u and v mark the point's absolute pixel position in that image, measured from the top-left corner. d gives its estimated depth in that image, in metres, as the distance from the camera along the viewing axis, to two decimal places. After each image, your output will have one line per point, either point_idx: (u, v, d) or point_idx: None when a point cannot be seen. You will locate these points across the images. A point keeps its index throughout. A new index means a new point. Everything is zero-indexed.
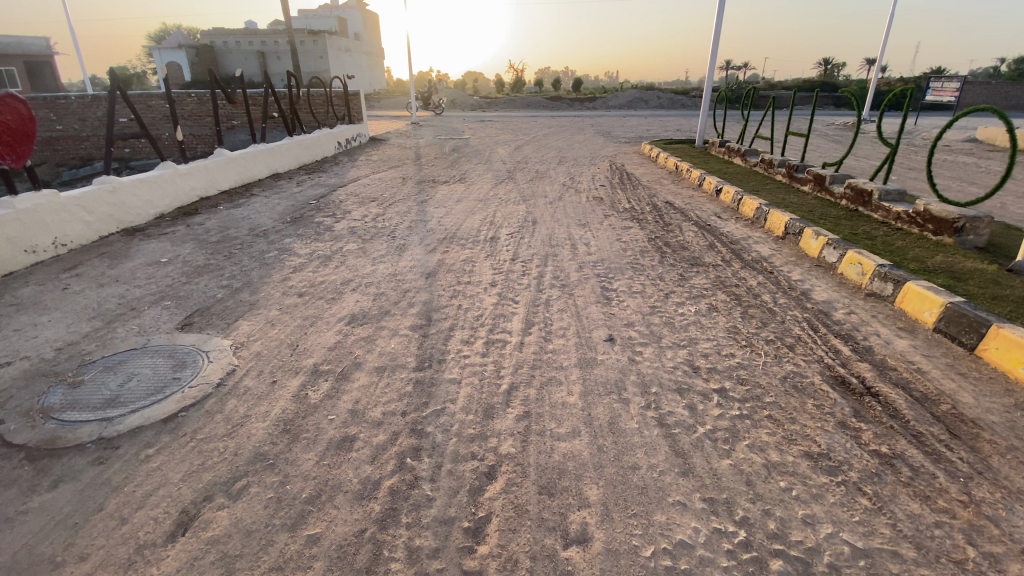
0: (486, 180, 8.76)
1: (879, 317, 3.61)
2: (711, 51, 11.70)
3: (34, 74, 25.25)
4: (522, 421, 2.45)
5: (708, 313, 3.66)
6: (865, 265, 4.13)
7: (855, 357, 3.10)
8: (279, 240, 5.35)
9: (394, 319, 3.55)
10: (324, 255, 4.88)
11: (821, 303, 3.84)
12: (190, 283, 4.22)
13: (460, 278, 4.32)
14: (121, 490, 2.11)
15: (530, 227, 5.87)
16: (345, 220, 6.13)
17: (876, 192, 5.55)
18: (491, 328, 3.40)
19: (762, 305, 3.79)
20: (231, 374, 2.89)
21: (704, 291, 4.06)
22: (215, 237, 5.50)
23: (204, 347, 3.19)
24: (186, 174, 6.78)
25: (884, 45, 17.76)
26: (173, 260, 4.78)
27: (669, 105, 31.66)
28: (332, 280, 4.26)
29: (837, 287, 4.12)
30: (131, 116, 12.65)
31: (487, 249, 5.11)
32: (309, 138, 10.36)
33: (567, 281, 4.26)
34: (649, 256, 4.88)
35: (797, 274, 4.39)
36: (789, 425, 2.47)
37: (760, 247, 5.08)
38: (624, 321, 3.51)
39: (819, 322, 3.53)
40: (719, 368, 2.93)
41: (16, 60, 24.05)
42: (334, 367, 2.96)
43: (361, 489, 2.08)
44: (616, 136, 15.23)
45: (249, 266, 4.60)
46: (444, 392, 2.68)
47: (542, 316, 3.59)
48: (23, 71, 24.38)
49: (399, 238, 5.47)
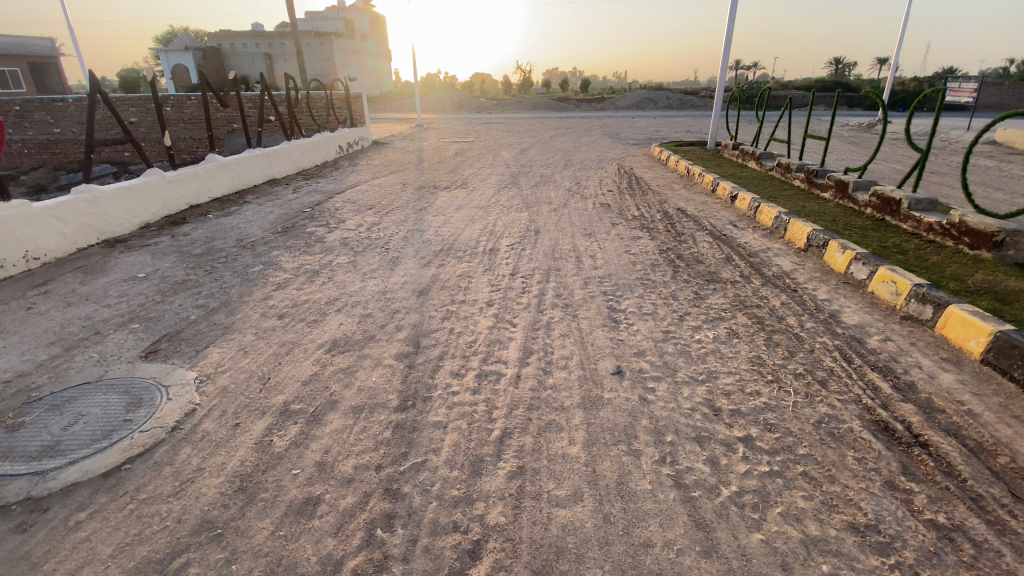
0: (489, 185, 8.41)
1: (919, 345, 3.23)
2: (724, 49, 11.32)
3: (38, 74, 25.26)
4: (514, 479, 2.10)
5: (727, 340, 3.29)
6: (900, 283, 3.74)
7: (897, 395, 2.73)
8: (266, 253, 5.03)
9: (379, 345, 3.21)
10: (311, 270, 4.56)
11: (853, 328, 3.46)
12: (164, 303, 3.92)
13: (454, 296, 3.98)
14: (39, 568, 1.79)
15: (532, 237, 5.53)
16: (338, 231, 5.81)
17: (905, 200, 5.14)
18: (484, 358, 3.05)
19: (787, 330, 3.42)
20: (189, 415, 2.58)
21: (722, 313, 3.69)
22: (199, 249, 5.19)
23: (165, 381, 2.87)
24: (174, 181, 6.50)
25: (900, 44, 17.27)
26: (151, 275, 4.49)
27: (678, 104, 31.21)
28: (315, 298, 3.93)
29: (869, 309, 3.74)
30: (129, 118, 12.44)
31: (486, 263, 4.76)
32: (309, 141, 10.08)
33: (570, 300, 3.90)
34: (660, 271, 4.50)
35: (822, 293, 4.01)
36: (828, 487, 2.11)
37: (781, 261, 4.70)
38: (634, 350, 3.14)
39: (852, 351, 3.15)
40: (743, 411, 2.57)
41: (20, 60, 24.07)
42: (306, 406, 2.63)
43: (319, 572, 1.74)
44: (624, 138, 14.86)
45: (229, 282, 4.28)
46: (426, 440, 2.34)
47: (541, 342, 3.24)
48: (27, 71, 24.43)
49: (392, 250, 5.13)
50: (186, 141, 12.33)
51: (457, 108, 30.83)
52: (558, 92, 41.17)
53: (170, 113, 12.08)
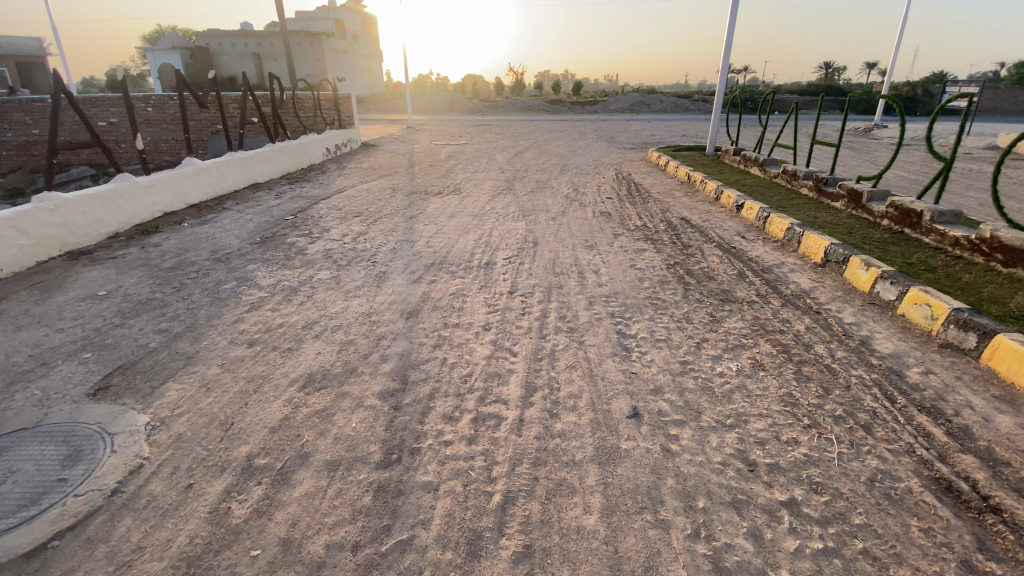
0: (483, 191, 8.04)
1: (965, 380, 2.91)
2: (725, 51, 11.03)
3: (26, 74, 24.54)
4: (520, 563, 1.74)
5: (751, 373, 2.94)
6: (936, 307, 3.43)
7: (953, 445, 2.39)
8: (241, 266, 4.63)
9: (360, 381, 2.82)
10: (289, 287, 4.16)
11: (888, 358, 3.14)
12: (122, 326, 3.51)
13: (446, 318, 3.60)
14: None
15: (530, 250, 5.17)
16: (321, 241, 5.40)
17: (928, 213, 4.85)
18: (482, 397, 2.67)
19: (817, 361, 3.08)
20: (134, 474, 2.20)
21: (742, 339, 3.35)
22: (169, 262, 4.78)
23: (110, 428, 2.48)
24: (147, 187, 6.07)
25: (898, 48, 17.12)
26: (113, 293, 4.07)
27: (672, 108, 31.03)
28: (292, 321, 3.54)
29: (902, 335, 3.41)
30: (110, 119, 11.96)
31: (481, 278, 4.40)
32: (294, 144, 9.66)
33: (574, 323, 3.55)
34: (670, 289, 4.15)
35: (848, 315, 3.69)
36: (896, 571, 1.76)
37: (799, 278, 4.38)
38: (651, 387, 2.78)
39: (893, 388, 2.83)
40: (782, 466, 2.23)
41: (8, 60, 23.40)
42: (273, 460, 2.25)
43: None
44: (619, 142, 14.51)
45: (198, 301, 3.88)
46: (413, 509, 1.96)
47: (546, 377, 2.86)
48: (15, 71, 23.70)
49: (379, 264, 4.74)
50: (168, 142, 11.86)
51: (451, 111, 30.41)
52: (551, 95, 40.94)
53: (152, 114, 11.62)
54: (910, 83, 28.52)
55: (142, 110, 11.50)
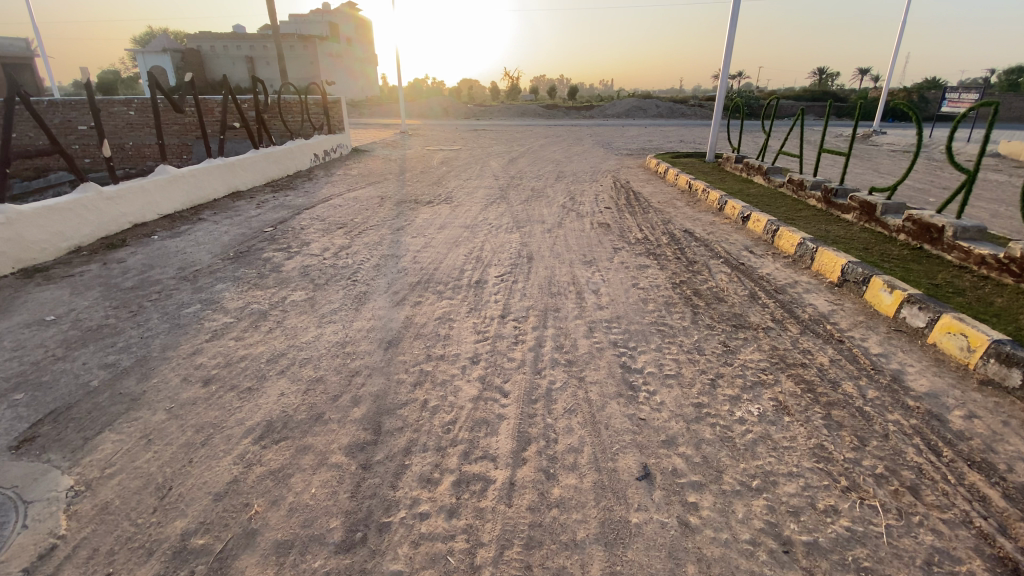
0: (476, 200, 7.68)
1: (1015, 426, 2.57)
2: (727, 53, 10.71)
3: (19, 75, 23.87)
4: None
5: (775, 419, 2.57)
6: (973, 337, 3.09)
7: (1015, 511, 2.05)
8: (208, 286, 4.24)
9: (327, 431, 2.44)
10: (259, 310, 3.78)
11: (926, 398, 2.79)
12: (64, 360, 3.11)
13: (430, 349, 3.22)
14: None
15: (524, 266, 4.81)
16: (299, 256, 5.02)
17: (950, 228, 4.52)
18: (466, 452, 2.29)
19: (847, 402, 2.73)
20: (43, 560, 1.81)
21: (761, 374, 3.00)
22: (131, 281, 4.38)
23: (26, 495, 2.09)
24: (114, 197, 5.68)
25: (897, 54, 16.87)
26: (63, 317, 3.68)
27: (668, 113, 30.87)
28: (256, 353, 3.15)
29: (937, 370, 3.06)
30: (88, 122, 11.52)
31: (471, 299, 4.04)
32: (280, 150, 9.28)
33: (574, 354, 3.18)
34: (677, 313, 3.80)
35: (874, 345, 3.35)
36: None
37: (815, 300, 4.03)
38: (662, 438, 2.40)
39: (937, 438, 2.48)
40: (824, 546, 1.87)
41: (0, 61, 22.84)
42: (213, 541, 1.88)
43: None
44: (616, 147, 14.22)
45: (155, 328, 3.48)
46: None
47: (541, 425, 2.48)
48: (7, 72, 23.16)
49: (360, 283, 4.36)
50: (151, 148, 11.45)
51: (446, 116, 30.03)
52: (547, 100, 40.70)
53: (133, 117, 11.22)
54: (907, 89, 28.32)
55: (123, 114, 11.10)
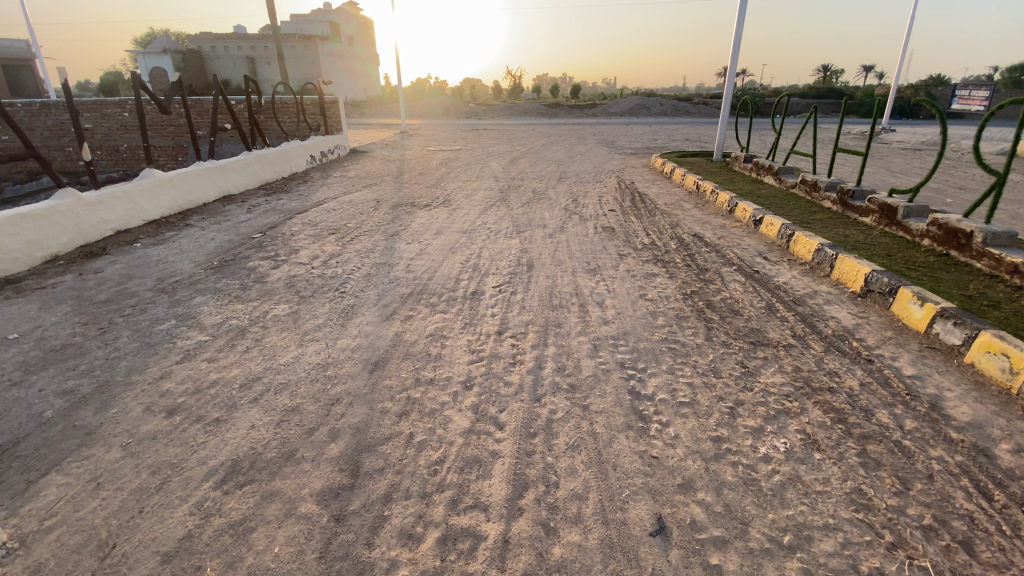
0: (475, 204, 7.38)
1: None
2: (733, 49, 10.40)
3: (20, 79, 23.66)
4: None
5: (805, 456, 2.28)
6: (1016, 358, 2.79)
7: None
8: (187, 299, 3.97)
9: (298, 473, 2.16)
10: (237, 327, 3.50)
11: (969, 428, 2.49)
12: (20, 385, 2.84)
13: (419, 372, 2.94)
14: None
15: (523, 275, 4.53)
16: (285, 265, 4.75)
17: (979, 233, 4.21)
18: (455, 500, 2.02)
19: (883, 435, 2.43)
20: None
21: (785, 400, 2.71)
22: (106, 293, 4.12)
23: None
24: (95, 202, 5.43)
25: (906, 49, 16.43)
26: (27, 335, 3.41)
27: (671, 112, 30.43)
28: (229, 378, 2.88)
29: (978, 394, 2.76)
30: None
31: (467, 313, 3.76)
32: (274, 151, 9.02)
33: (578, 377, 2.90)
34: (688, 328, 3.52)
35: (906, 364, 3.06)
36: None
37: (838, 313, 3.73)
38: (678, 481, 2.12)
39: (986, 478, 2.18)
40: None
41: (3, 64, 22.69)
42: None
43: None
44: (620, 147, 13.92)
45: (123, 348, 3.22)
46: None
47: (540, 465, 2.19)
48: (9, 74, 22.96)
49: (348, 295, 4.09)
50: None
51: (446, 116, 29.72)
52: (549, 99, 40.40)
53: (128, 119, 10.99)
54: (915, 87, 27.82)
55: (118, 115, 10.89)
